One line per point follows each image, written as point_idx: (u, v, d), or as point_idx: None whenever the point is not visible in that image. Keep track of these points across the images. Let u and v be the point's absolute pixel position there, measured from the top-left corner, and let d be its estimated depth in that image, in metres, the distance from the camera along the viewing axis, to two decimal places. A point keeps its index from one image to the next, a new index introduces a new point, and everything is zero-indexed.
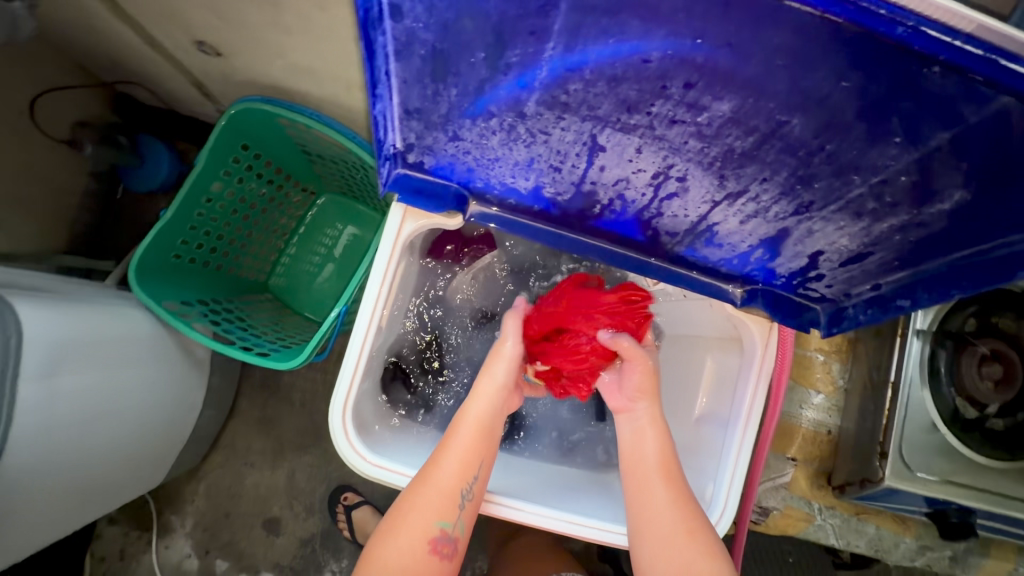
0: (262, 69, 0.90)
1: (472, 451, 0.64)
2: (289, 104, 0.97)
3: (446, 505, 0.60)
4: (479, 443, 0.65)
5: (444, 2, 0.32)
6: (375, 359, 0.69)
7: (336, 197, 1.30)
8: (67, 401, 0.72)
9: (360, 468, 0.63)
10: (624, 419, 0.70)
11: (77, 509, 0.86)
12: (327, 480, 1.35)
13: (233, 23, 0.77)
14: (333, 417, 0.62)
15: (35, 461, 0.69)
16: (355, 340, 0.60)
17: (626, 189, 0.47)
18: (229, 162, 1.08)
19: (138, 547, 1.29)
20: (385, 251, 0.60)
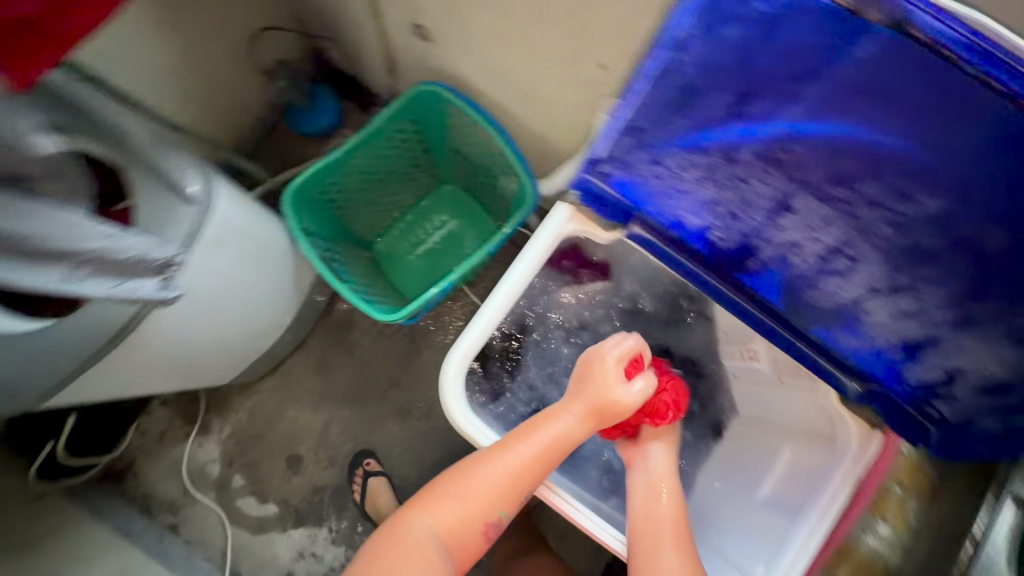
0: (458, 62, 1.02)
1: (535, 466, 0.70)
2: (467, 98, 1.07)
3: (502, 499, 0.71)
4: (541, 457, 0.70)
5: (729, 48, 0.41)
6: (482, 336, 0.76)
7: (457, 190, 1.39)
8: (212, 278, 0.83)
9: (454, 417, 0.72)
10: (638, 468, 0.77)
11: (166, 376, 0.95)
12: (356, 440, 1.39)
13: (459, 17, 0.88)
14: (443, 378, 0.70)
15: (179, 320, 0.83)
16: (485, 313, 0.67)
17: (792, 254, 0.52)
18: (393, 132, 1.20)
19: (176, 436, 1.36)
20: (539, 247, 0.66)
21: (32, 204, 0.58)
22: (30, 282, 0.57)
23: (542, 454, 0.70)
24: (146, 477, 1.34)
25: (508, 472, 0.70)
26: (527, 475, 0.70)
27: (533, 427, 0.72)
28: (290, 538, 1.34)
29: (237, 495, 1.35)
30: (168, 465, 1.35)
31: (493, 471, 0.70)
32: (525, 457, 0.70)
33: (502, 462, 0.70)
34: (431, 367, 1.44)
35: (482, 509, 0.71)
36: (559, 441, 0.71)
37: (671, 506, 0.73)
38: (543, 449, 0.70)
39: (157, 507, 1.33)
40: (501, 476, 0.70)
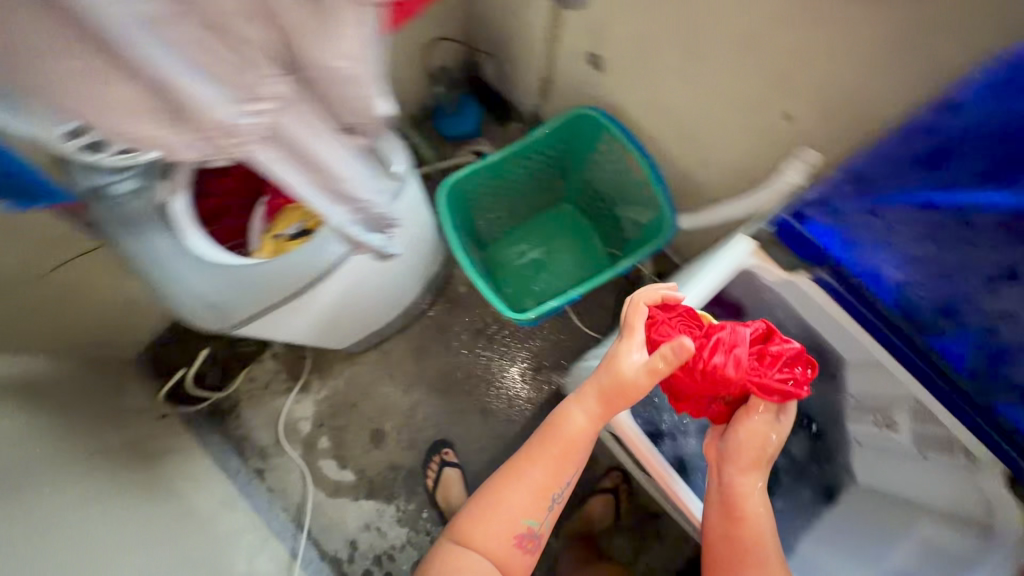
0: (624, 93, 1.07)
1: (557, 467, 0.78)
2: (627, 128, 1.11)
3: (527, 511, 0.78)
4: (561, 463, 0.77)
5: (996, 122, 0.53)
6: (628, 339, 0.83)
7: (573, 211, 1.44)
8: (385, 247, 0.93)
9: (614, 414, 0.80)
10: (716, 477, 0.78)
11: (310, 330, 1.02)
12: (437, 429, 1.45)
13: (645, 55, 0.94)
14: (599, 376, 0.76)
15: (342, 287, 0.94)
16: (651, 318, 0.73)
17: (1001, 321, 0.61)
18: (541, 148, 1.25)
19: (279, 388, 1.46)
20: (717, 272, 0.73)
21: (336, 140, 0.63)
22: (306, 196, 0.66)
23: (562, 455, 0.77)
24: (244, 420, 1.43)
25: (535, 484, 0.78)
26: (550, 484, 0.78)
27: (553, 441, 0.77)
28: (359, 508, 1.40)
29: (320, 456, 1.43)
30: (266, 413, 1.44)
31: (519, 487, 0.78)
32: (547, 462, 0.77)
33: (524, 480, 0.78)
34: (520, 374, 1.48)
35: (513, 521, 0.78)
36: (579, 439, 0.77)
37: (752, 521, 0.74)
38: (561, 450, 0.77)
39: (250, 449, 1.41)
40: (527, 489, 0.78)
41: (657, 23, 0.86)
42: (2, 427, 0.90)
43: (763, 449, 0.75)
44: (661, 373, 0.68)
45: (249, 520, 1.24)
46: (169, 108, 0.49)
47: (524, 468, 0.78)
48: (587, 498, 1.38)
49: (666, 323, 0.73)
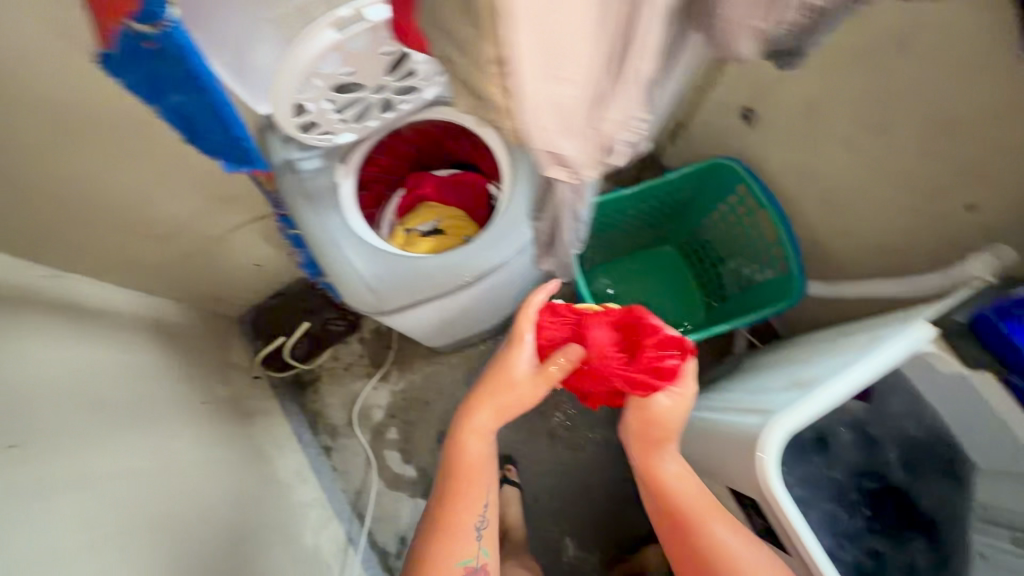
0: (772, 150, 1.07)
1: (472, 481, 0.79)
2: (768, 189, 1.10)
3: (461, 547, 0.78)
4: (475, 477, 0.80)
5: None
6: (761, 405, 0.73)
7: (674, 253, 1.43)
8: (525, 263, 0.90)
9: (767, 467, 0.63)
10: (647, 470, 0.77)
11: (428, 330, 1.01)
12: (504, 443, 1.45)
13: (811, 122, 0.94)
14: (767, 432, 0.64)
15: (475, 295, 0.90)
16: (835, 386, 0.65)
17: None
18: (667, 192, 1.25)
19: (360, 372, 1.50)
20: (899, 351, 0.67)
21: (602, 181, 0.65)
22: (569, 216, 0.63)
23: (474, 467, 0.79)
24: (323, 397, 1.47)
25: (465, 517, 0.79)
26: (467, 516, 0.79)
27: (464, 467, 0.79)
28: (416, 506, 1.41)
29: (387, 446, 1.45)
30: (344, 393, 1.48)
31: (451, 523, 0.78)
32: (460, 484, 0.79)
33: (455, 513, 0.79)
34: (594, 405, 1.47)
35: (454, 564, 0.77)
36: (484, 446, 0.80)
37: (701, 522, 0.71)
38: (474, 464, 0.79)
39: (322, 426, 1.46)
40: (456, 521, 0.78)
41: (836, 95, 0.86)
42: (138, 363, 0.96)
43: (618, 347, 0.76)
44: (551, 378, 0.76)
45: (316, 496, 1.28)
46: (604, 138, 0.43)
47: (444, 505, 0.79)
48: (643, 545, 1.35)
49: (545, 326, 0.80)
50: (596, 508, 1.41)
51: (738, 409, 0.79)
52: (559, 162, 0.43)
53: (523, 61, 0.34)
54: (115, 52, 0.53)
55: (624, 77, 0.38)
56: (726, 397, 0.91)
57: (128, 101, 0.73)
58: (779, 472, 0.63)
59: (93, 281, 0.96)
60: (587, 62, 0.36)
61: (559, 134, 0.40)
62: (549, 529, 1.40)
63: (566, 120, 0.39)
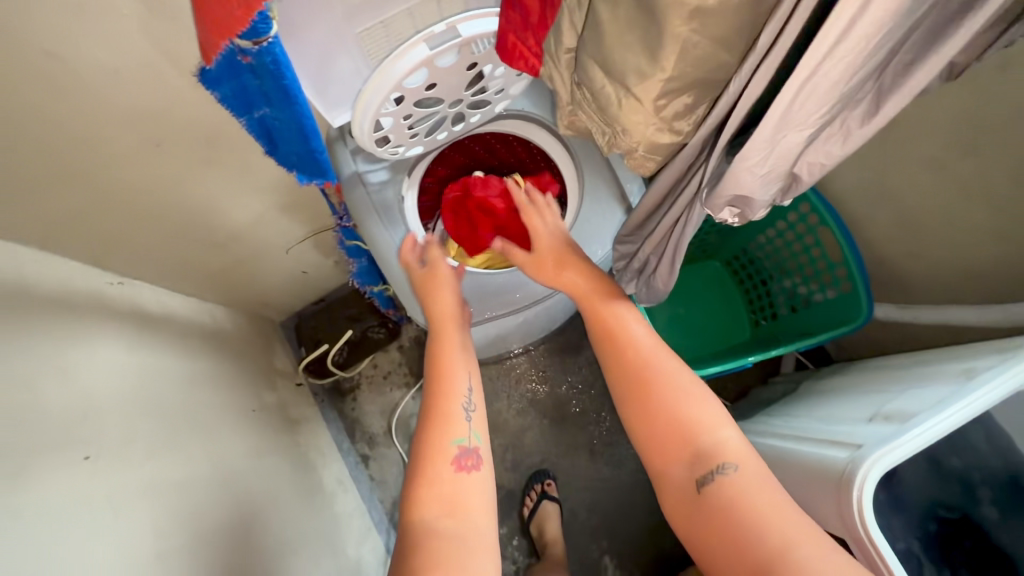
0: (841, 168, 1.03)
1: (456, 358, 0.75)
2: (830, 206, 1.07)
3: (454, 426, 0.68)
4: (459, 350, 0.77)
5: None
6: (847, 439, 0.69)
7: (722, 267, 1.39)
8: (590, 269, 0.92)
9: (863, 515, 0.60)
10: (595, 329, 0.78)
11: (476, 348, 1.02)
12: (543, 457, 1.43)
13: (889, 141, 0.91)
14: (860, 476, 0.61)
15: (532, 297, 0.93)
16: (929, 427, 0.62)
17: None
18: None
19: (398, 380, 1.50)
20: (1000, 391, 0.63)
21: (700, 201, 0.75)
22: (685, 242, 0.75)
23: (454, 343, 0.77)
24: (362, 405, 1.47)
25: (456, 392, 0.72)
26: (452, 401, 0.71)
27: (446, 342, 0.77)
28: None
29: None
30: (383, 402, 1.48)
31: (440, 408, 0.70)
32: (444, 365, 0.74)
33: (447, 396, 0.71)
34: None
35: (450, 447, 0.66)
36: (454, 323, 0.79)
37: (664, 370, 0.71)
38: (452, 342, 0.77)
39: (360, 434, 1.46)
40: (445, 403, 0.70)
41: (924, 114, 0.83)
42: (195, 370, 0.96)
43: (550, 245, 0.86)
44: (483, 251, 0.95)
45: (357, 506, 1.27)
46: (793, 174, 0.59)
47: (437, 390, 0.72)
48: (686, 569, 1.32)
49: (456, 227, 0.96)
50: (635, 527, 1.38)
51: (816, 441, 0.75)
52: (736, 204, 0.63)
53: (768, 119, 0.50)
54: (213, 65, 0.53)
55: (844, 125, 0.52)
56: (794, 423, 0.88)
57: (211, 116, 0.74)
58: (873, 518, 0.61)
59: (154, 287, 0.97)
60: (818, 113, 0.49)
61: (760, 169, 0.56)
62: (589, 547, 1.37)
63: (774, 160, 0.55)
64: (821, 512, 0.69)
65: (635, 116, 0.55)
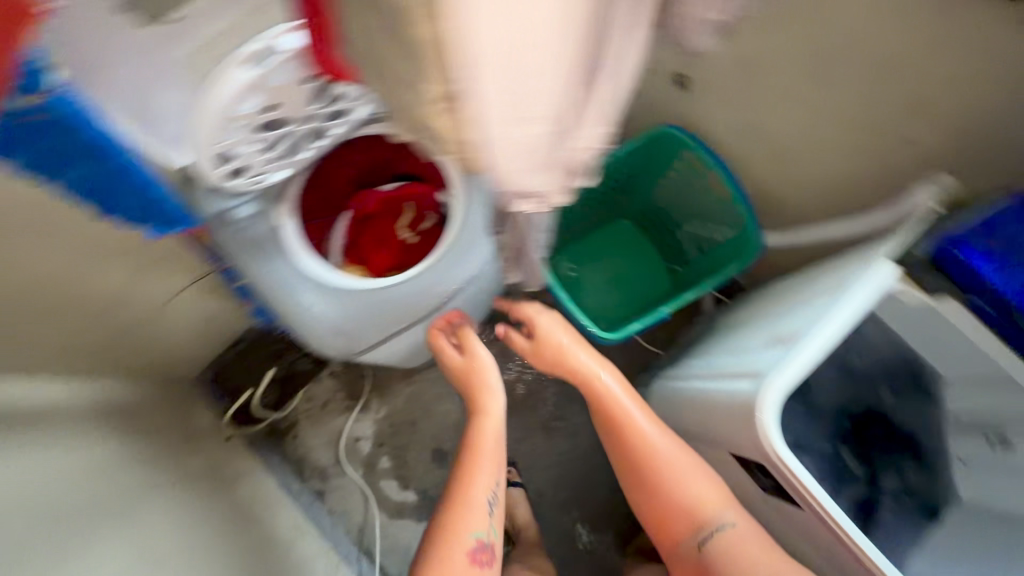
0: (713, 112, 1.07)
1: (487, 467, 0.91)
2: (710, 150, 1.12)
3: (478, 522, 0.87)
4: (489, 462, 0.91)
5: None
6: (749, 369, 0.74)
7: (630, 222, 1.42)
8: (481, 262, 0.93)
9: (769, 437, 0.66)
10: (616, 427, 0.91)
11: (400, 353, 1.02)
12: (500, 446, 1.44)
13: (747, 77, 0.95)
14: (762, 404, 0.66)
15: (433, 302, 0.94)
16: (813, 344, 0.67)
17: None
18: (618, 168, 1.24)
19: (337, 407, 1.44)
20: (867, 296, 0.69)
21: None
22: None
23: (489, 453, 0.92)
24: (305, 441, 1.41)
25: (477, 500, 0.88)
26: (479, 494, 0.89)
27: (475, 454, 0.92)
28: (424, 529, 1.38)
29: (381, 476, 1.40)
30: (326, 433, 1.42)
31: (463, 515, 0.86)
32: (478, 480, 0.89)
33: (467, 503, 0.88)
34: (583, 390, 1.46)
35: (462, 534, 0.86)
36: (491, 433, 0.93)
37: (663, 447, 0.88)
38: (486, 451, 0.92)
39: (309, 471, 1.39)
40: (471, 506, 0.88)
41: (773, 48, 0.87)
42: (83, 461, 0.86)
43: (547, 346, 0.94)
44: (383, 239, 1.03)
45: (321, 546, 1.22)
46: (567, 162, 0.47)
47: (463, 490, 0.89)
48: None
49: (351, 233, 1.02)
50: (601, 489, 1.43)
51: (726, 374, 0.80)
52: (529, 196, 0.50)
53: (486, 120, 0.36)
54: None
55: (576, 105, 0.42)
56: (711, 359, 0.93)
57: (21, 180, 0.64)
58: (779, 437, 0.66)
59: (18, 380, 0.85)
60: (548, 79, 0.37)
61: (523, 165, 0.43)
62: (561, 520, 1.40)
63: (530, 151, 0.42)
64: (739, 440, 0.74)
65: (426, 118, 0.36)
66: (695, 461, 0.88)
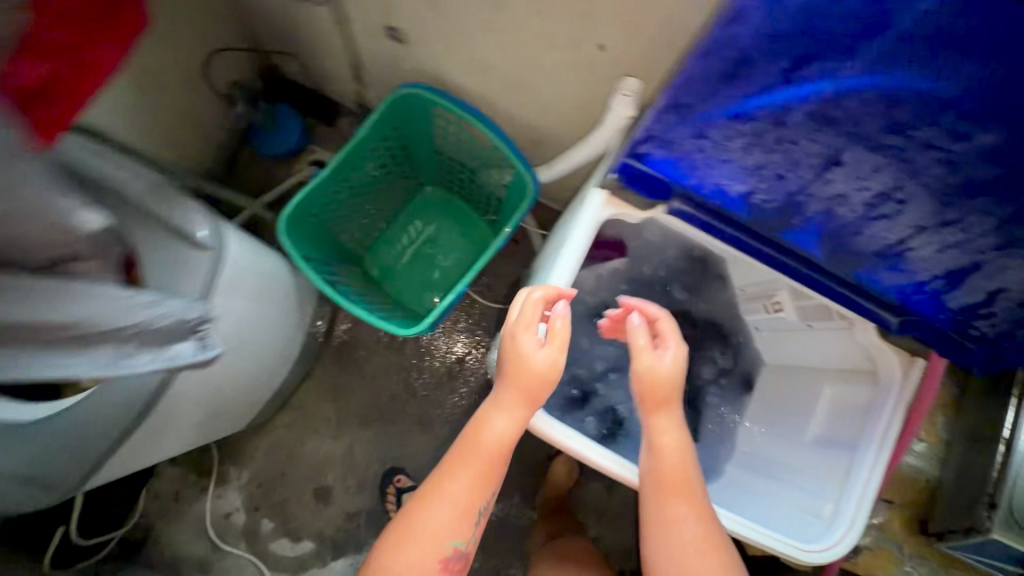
0: (437, 59, 0.98)
1: (479, 485, 0.65)
2: (451, 96, 1.03)
3: (454, 530, 0.64)
4: (482, 481, 0.65)
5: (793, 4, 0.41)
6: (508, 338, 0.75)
7: (440, 190, 1.36)
8: (238, 323, 0.80)
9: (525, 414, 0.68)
10: (671, 498, 0.64)
11: (211, 423, 0.96)
12: (383, 458, 1.36)
13: (444, 16, 0.85)
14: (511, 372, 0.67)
15: (213, 386, 0.83)
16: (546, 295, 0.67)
17: (840, 206, 0.53)
18: (379, 141, 1.13)
19: (192, 492, 1.29)
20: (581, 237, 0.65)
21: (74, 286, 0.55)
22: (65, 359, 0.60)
23: (483, 473, 0.65)
24: (169, 540, 1.26)
25: (451, 505, 0.64)
26: (469, 504, 0.65)
27: (466, 455, 0.65)
28: (332, 571, 1.30)
29: (268, 540, 1.30)
30: (190, 523, 1.28)
31: (427, 525, 0.63)
32: (463, 489, 0.64)
33: (434, 504, 0.64)
34: (447, 372, 1.41)
35: (430, 537, 0.63)
36: (500, 453, 0.65)
37: (675, 508, 0.64)
38: (482, 467, 0.65)
39: (186, 568, 1.26)
40: (444, 513, 0.63)
41: None
42: None
43: (672, 382, 0.66)
44: None
45: None
46: None
47: (446, 481, 0.65)
48: (551, 462, 1.39)
49: None
50: None
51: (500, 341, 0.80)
52: None
53: None
54: None
55: None
56: None
57: None
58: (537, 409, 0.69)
59: None
60: None
61: None
62: None
63: None
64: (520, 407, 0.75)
65: None
66: (706, 523, 0.64)
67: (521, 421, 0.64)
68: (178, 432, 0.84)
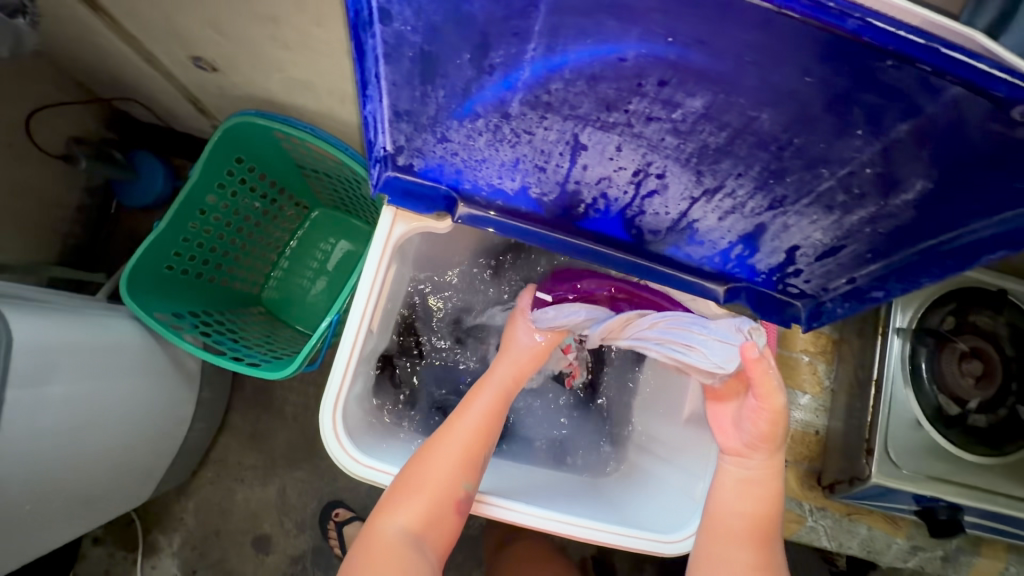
0: (259, 83, 0.91)
1: (488, 425, 0.61)
2: (283, 117, 0.97)
3: (466, 470, 0.58)
4: (495, 413, 0.62)
5: (431, 5, 0.34)
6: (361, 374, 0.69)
7: (331, 211, 1.26)
8: (69, 404, 0.75)
9: (350, 470, 0.60)
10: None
11: (73, 516, 0.85)
12: (318, 496, 1.31)
13: (233, 38, 0.78)
14: (326, 442, 0.59)
15: (74, 468, 0.79)
16: (347, 336, 0.59)
17: (609, 188, 0.48)
18: (224, 175, 1.06)
19: (124, 568, 1.25)
20: (375, 258, 0.59)
21: None
22: None
23: (493, 411, 0.62)
24: None
25: (462, 441, 0.59)
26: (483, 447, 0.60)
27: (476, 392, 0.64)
28: None
29: None
30: None
31: (419, 471, 0.57)
32: (475, 424, 0.60)
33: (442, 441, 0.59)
34: None
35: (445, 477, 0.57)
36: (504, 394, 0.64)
37: (737, 550, 0.55)
38: (491, 405, 0.62)
39: None
40: (437, 459, 0.57)
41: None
42: None
43: (777, 428, 0.55)
44: None
45: None
46: None
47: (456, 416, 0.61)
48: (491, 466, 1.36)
49: None
50: None
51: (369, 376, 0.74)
52: None
53: None
54: None
55: None
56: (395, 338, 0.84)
57: None
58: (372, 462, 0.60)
59: None
60: None
61: None
62: None
63: None
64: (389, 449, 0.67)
65: None
66: None
67: (522, 368, 0.65)
68: (49, 523, 0.80)
